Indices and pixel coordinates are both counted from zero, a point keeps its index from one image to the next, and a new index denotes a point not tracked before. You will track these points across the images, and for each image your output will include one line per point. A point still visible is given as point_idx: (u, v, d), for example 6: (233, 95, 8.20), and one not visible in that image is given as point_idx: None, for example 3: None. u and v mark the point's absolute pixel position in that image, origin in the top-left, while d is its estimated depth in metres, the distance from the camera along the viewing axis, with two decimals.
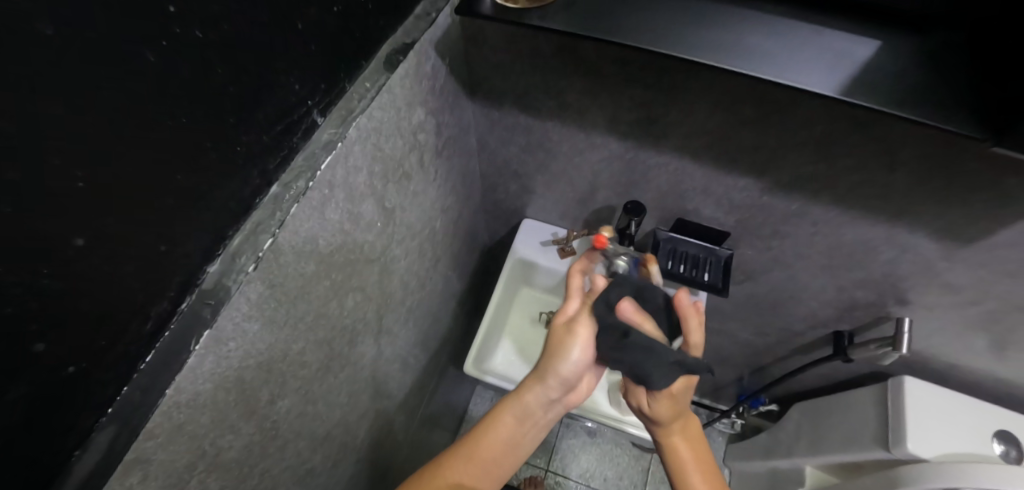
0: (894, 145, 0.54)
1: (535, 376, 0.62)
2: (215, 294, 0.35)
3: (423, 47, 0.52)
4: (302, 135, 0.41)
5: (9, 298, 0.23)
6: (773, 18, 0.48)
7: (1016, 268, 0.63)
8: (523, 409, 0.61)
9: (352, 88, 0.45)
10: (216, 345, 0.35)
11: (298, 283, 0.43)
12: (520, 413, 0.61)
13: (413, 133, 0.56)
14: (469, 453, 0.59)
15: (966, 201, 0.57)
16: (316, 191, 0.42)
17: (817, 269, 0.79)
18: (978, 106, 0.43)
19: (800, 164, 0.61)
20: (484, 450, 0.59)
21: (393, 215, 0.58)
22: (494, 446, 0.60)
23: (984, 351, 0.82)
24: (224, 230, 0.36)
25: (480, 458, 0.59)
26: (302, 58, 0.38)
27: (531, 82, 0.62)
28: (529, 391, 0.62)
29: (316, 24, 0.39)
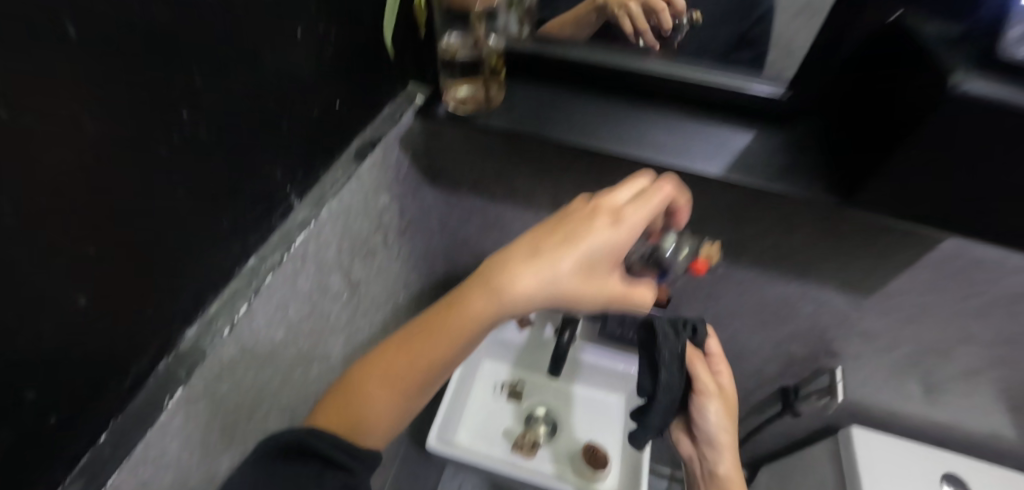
0: (787, 212, 0.65)
1: (525, 299, 0.44)
2: (191, 356, 0.39)
3: (388, 143, 0.61)
4: (280, 215, 0.47)
5: (16, 348, 0.27)
6: (671, 116, 0.61)
7: (913, 312, 0.73)
8: (493, 318, 0.45)
9: (325, 176, 0.53)
10: (187, 404, 0.38)
11: (267, 348, 0.47)
12: (488, 321, 0.45)
13: (379, 214, 0.63)
14: (384, 395, 0.47)
15: (854, 256, 0.68)
16: (290, 263, 0.47)
17: (753, 327, 0.87)
18: (831, 178, 0.55)
19: (717, 232, 0.71)
20: (401, 390, 0.47)
21: (359, 288, 0.62)
22: (439, 368, 0.47)
23: (914, 395, 0.89)
24: (205, 297, 0.41)
25: (399, 390, 0.47)
26: (284, 152, 0.46)
27: (483, 171, 0.72)
28: (514, 296, 0.44)
29: (298, 125, 0.47)
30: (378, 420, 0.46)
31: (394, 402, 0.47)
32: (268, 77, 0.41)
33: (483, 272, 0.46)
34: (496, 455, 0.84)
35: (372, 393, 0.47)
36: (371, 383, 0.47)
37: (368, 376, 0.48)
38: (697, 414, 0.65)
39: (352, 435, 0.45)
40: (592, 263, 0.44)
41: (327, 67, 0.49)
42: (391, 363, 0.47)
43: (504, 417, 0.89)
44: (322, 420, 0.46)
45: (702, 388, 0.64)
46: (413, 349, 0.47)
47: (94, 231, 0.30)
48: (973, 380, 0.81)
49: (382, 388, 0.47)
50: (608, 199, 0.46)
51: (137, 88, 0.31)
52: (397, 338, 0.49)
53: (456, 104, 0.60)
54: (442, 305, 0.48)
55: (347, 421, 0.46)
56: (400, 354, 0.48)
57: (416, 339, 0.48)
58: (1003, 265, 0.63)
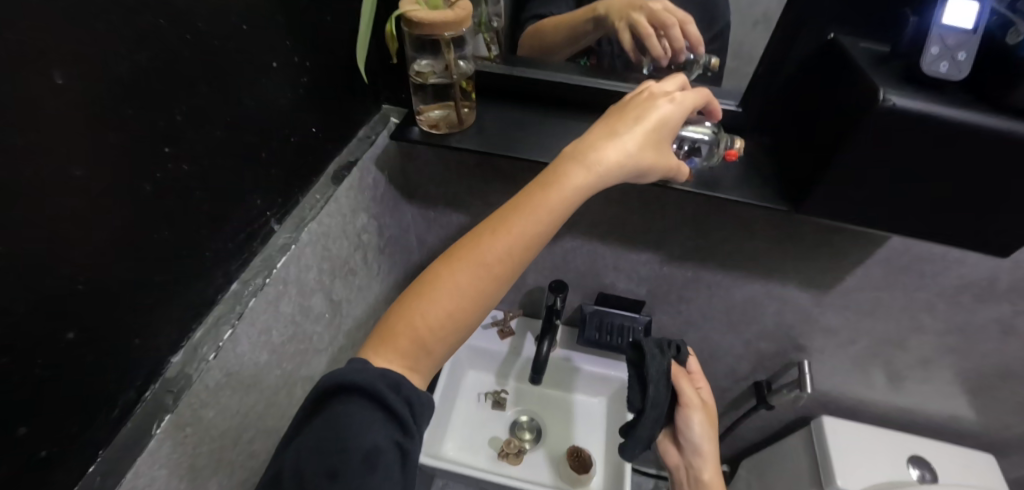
0: (748, 218, 0.68)
1: (611, 171, 0.44)
2: (177, 382, 0.40)
3: (365, 164, 0.63)
4: (260, 240, 0.48)
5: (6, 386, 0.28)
6: None
7: (867, 306, 0.78)
8: (575, 195, 0.43)
9: (304, 199, 0.54)
10: (175, 430, 0.39)
11: (252, 372, 0.47)
12: (570, 200, 0.43)
13: (358, 234, 0.64)
14: (452, 302, 0.42)
15: (811, 256, 0.72)
16: (272, 286, 0.48)
17: (723, 327, 0.90)
18: (784, 185, 0.59)
19: (683, 238, 0.74)
20: (471, 294, 0.42)
21: (340, 307, 0.64)
22: (521, 253, 0.43)
23: (876, 384, 0.94)
24: (190, 324, 0.42)
25: (469, 298, 0.42)
26: (262, 179, 0.47)
27: (460, 187, 0.74)
28: (600, 149, 0.44)
29: (276, 153, 0.48)
30: (436, 335, 0.42)
31: (456, 329, 0.42)
32: (246, 109, 0.43)
33: (562, 155, 0.45)
34: (482, 465, 0.85)
35: (438, 300, 0.42)
36: (447, 289, 0.42)
37: (437, 283, 0.42)
38: (683, 426, 0.67)
39: (422, 350, 0.41)
40: (661, 132, 0.47)
41: (302, 95, 0.51)
42: (460, 267, 0.42)
43: (487, 425, 0.91)
44: (391, 343, 0.41)
45: (686, 399, 0.66)
46: (486, 252, 0.42)
47: (81, 269, 0.31)
48: (929, 366, 0.87)
49: (449, 294, 0.42)
50: (658, 87, 0.50)
51: (122, 126, 0.32)
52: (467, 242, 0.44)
53: (428, 126, 0.62)
54: (515, 198, 0.45)
55: (415, 346, 0.41)
56: (474, 257, 0.42)
57: (489, 241, 0.43)
58: (944, 259, 0.68)
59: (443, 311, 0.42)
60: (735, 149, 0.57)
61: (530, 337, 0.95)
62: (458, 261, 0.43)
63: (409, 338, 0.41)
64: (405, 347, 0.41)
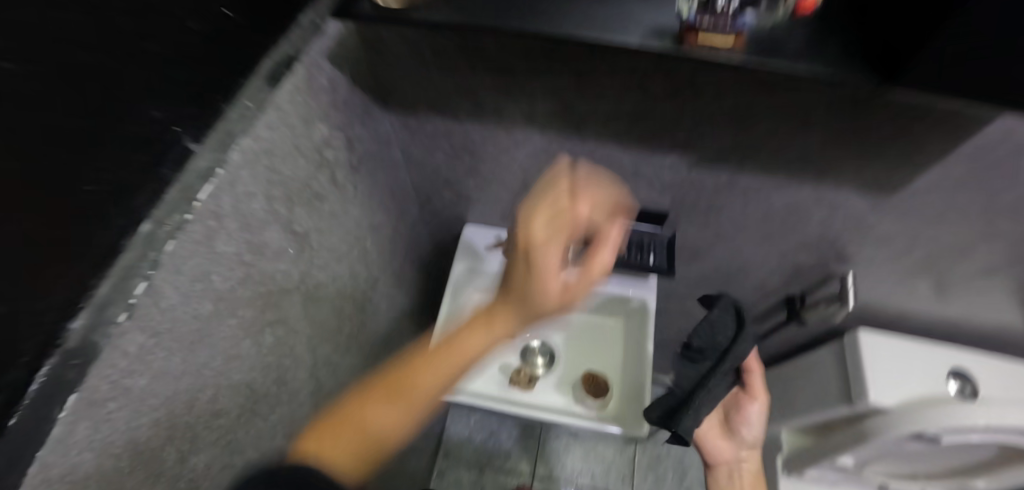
0: (804, 107, 0.54)
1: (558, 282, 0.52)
2: (84, 353, 0.31)
3: (312, 60, 0.49)
4: (172, 164, 0.36)
5: None
6: None
7: (938, 211, 0.65)
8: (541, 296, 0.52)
9: (231, 110, 0.41)
10: (90, 409, 0.32)
11: (193, 328, 0.39)
12: (531, 312, 0.53)
13: (317, 149, 0.52)
14: (434, 384, 0.52)
15: (880, 152, 0.58)
16: (197, 223, 0.38)
17: (757, 240, 0.79)
18: (864, 49, 0.42)
19: (719, 135, 0.60)
20: (443, 384, 0.53)
21: (308, 240, 0.54)
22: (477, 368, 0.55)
23: (925, 295, 0.85)
24: (86, 280, 0.32)
25: (429, 401, 0.52)
26: (158, 82, 0.34)
27: (442, 85, 0.60)
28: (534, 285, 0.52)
29: (171, 43, 0.34)
30: (392, 434, 0.49)
31: (440, 384, 0.53)
32: None
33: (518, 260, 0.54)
34: (492, 393, 0.82)
35: (421, 389, 0.52)
36: (415, 391, 0.52)
37: (415, 381, 0.52)
38: (741, 417, 0.72)
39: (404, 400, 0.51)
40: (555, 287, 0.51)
41: None
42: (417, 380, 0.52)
43: (496, 352, 0.86)
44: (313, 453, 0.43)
45: (756, 390, 0.71)
46: (464, 349, 0.54)
47: None
48: (994, 275, 0.75)
49: (425, 386, 0.52)
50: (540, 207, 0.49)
51: None
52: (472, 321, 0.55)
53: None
54: (475, 318, 0.55)
55: (361, 459, 0.47)
56: (432, 375, 0.52)
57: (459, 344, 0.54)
58: None
59: (426, 394, 0.52)
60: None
61: None
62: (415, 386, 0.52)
63: (351, 451, 0.46)
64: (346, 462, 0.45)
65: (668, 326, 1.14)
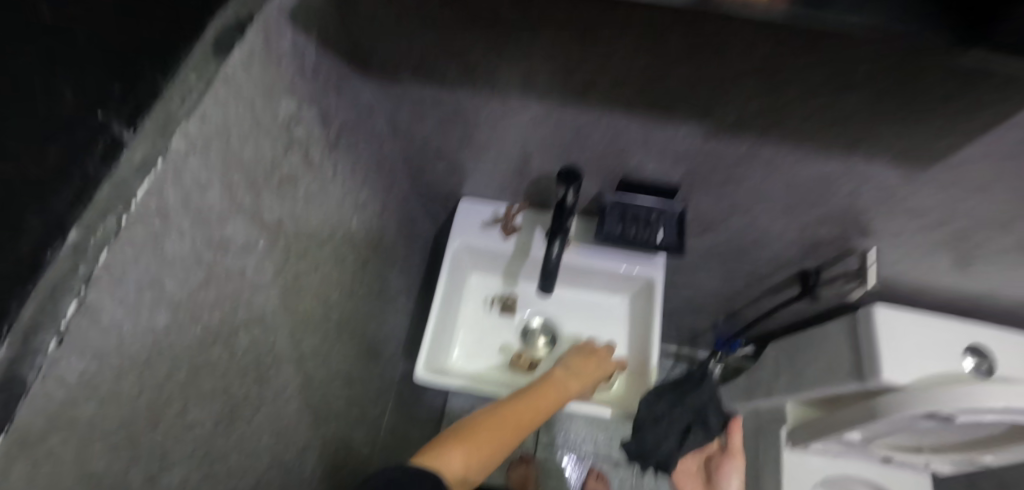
0: (844, 69, 0.46)
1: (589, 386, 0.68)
2: (6, 389, 0.26)
3: (271, 18, 0.41)
4: (101, 157, 0.31)
5: None
6: None
7: (982, 183, 0.59)
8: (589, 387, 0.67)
9: (171, 86, 0.35)
10: (28, 448, 0.28)
11: (146, 341, 0.34)
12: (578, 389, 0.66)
13: (284, 126, 0.46)
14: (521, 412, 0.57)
15: (927, 119, 0.51)
16: (140, 226, 0.32)
17: (776, 212, 0.73)
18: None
19: (743, 102, 0.53)
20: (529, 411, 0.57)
21: (281, 228, 0.49)
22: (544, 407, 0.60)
23: (952, 268, 0.79)
24: (4, 303, 0.27)
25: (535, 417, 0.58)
26: (66, 54, 0.27)
27: (427, 46, 0.53)
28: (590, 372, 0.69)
29: (79, 11, 0.28)
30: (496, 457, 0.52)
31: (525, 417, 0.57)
32: None
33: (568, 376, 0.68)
34: (493, 375, 0.78)
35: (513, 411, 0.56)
36: (519, 426, 0.55)
37: (520, 414, 0.56)
38: (721, 474, 0.81)
39: (516, 434, 0.55)
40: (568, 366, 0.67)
41: None
42: (534, 407, 0.58)
43: (495, 334, 0.82)
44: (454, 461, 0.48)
45: (733, 448, 0.81)
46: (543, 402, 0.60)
47: None
48: None
49: (527, 422, 0.57)
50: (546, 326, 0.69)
51: None
52: (551, 381, 0.63)
53: None
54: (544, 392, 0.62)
55: (503, 445, 0.53)
56: (529, 413, 0.57)
57: (550, 390, 0.62)
58: None
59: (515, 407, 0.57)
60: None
61: (539, 234, 0.81)
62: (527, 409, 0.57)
63: (487, 449, 0.51)
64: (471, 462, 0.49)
65: (674, 298, 1.10)
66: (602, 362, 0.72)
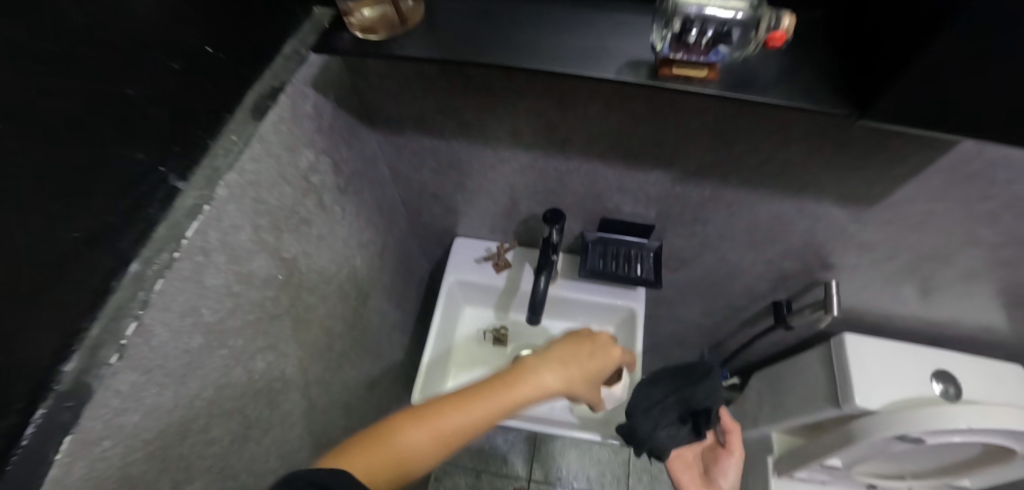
0: (781, 124, 0.54)
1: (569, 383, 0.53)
2: (75, 395, 0.32)
3: (297, 87, 0.49)
4: (160, 204, 0.38)
5: None
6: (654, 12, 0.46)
7: (918, 221, 0.66)
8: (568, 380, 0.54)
9: (215, 144, 0.42)
10: (85, 448, 0.33)
11: (183, 361, 0.40)
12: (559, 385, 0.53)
13: (303, 175, 0.53)
14: (472, 417, 0.45)
15: (860, 166, 0.59)
16: (185, 261, 0.39)
17: (743, 248, 0.80)
18: (842, 83, 0.43)
19: (701, 152, 0.61)
20: (479, 416, 0.45)
21: (296, 264, 0.55)
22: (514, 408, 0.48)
23: (911, 298, 0.85)
24: (76, 324, 0.33)
25: (481, 419, 0.45)
26: (141, 124, 0.35)
27: (426, 106, 0.61)
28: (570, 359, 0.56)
29: (154, 90, 0.35)
30: (425, 464, 0.42)
31: (474, 425, 0.45)
32: (91, 36, 0.30)
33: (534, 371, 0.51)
34: None
35: (456, 418, 0.44)
36: (452, 429, 0.44)
37: (458, 412, 0.44)
38: (719, 470, 0.71)
39: (445, 441, 0.43)
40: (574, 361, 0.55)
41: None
42: (479, 404, 0.46)
43: (488, 364, 0.87)
44: (360, 464, 0.39)
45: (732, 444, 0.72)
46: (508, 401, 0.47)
47: None
48: (973, 280, 0.76)
49: (471, 422, 0.45)
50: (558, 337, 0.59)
51: None
52: (518, 365, 0.51)
53: (360, 31, 0.45)
54: (499, 384, 0.48)
55: (429, 450, 0.42)
56: (472, 413, 0.45)
57: (517, 379, 0.49)
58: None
59: (454, 421, 0.44)
60: (781, 29, 0.39)
61: (528, 270, 0.87)
62: (474, 405, 0.46)
63: (404, 455, 0.41)
64: (380, 470, 0.40)
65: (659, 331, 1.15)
66: (599, 346, 0.59)
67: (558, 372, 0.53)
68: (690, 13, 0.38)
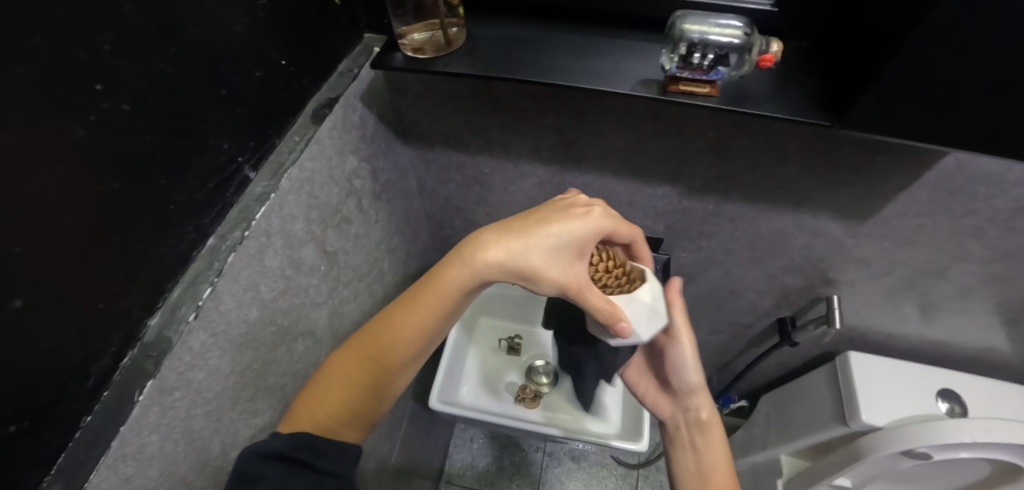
0: (777, 141, 0.60)
1: (497, 268, 0.46)
2: (157, 346, 0.37)
3: (348, 100, 0.56)
4: (235, 190, 0.44)
5: None
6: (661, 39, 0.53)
7: (911, 236, 0.70)
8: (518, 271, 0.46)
9: (281, 143, 0.49)
10: (161, 395, 0.37)
11: (242, 330, 0.45)
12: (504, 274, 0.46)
13: (347, 178, 0.59)
14: (408, 333, 0.47)
15: (850, 181, 0.64)
16: (253, 240, 0.44)
17: (746, 263, 0.84)
18: (827, 99, 0.49)
19: (705, 168, 0.67)
20: (415, 327, 0.47)
21: (336, 258, 0.60)
22: (448, 305, 0.47)
23: (912, 317, 0.88)
24: (164, 283, 0.39)
25: (417, 332, 0.47)
26: (227, 120, 0.42)
27: (456, 123, 0.68)
28: (495, 248, 0.46)
29: (238, 91, 0.42)
30: (386, 381, 0.47)
31: (417, 340, 0.47)
32: (198, 43, 0.38)
33: (461, 247, 0.48)
34: (500, 409, 0.85)
35: (392, 337, 0.47)
36: (381, 353, 0.47)
37: (379, 340, 0.47)
38: (672, 366, 0.62)
39: (376, 368, 0.47)
40: (557, 243, 0.46)
41: (264, 23, 0.44)
42: (412, 320, 0.47)
43: (502, 372, 0.90)
44: (306, 421, 0.45)
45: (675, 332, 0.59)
46: (442, 292, 0.47)
47: (38, 230, 0.29)
48: (969, 297, 0.79)
49: (397, 339, 0.47)
50: (575, 203, 0.49)
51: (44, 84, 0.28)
52: (454, 252, 0.48)
53: (412, 51, 0.52)
54: (431, 279, 0.48)
55: (359, 389, 0.46)
56: (396, 329, 0.47)
57: (458, 266, 0.47)
58: (1001, 181, 0.58)
59: (391, 343, 0.47)
60: (771, 52, 0.46)
61: None
62: (398, 324, 0.48)
63: (342, 396, 0.46)
64: (325, 420, 0.45)
65: None
66: (559, 209, 0.48)
67: (507, 242, 0.46)
68: (694, 37, 0.45)
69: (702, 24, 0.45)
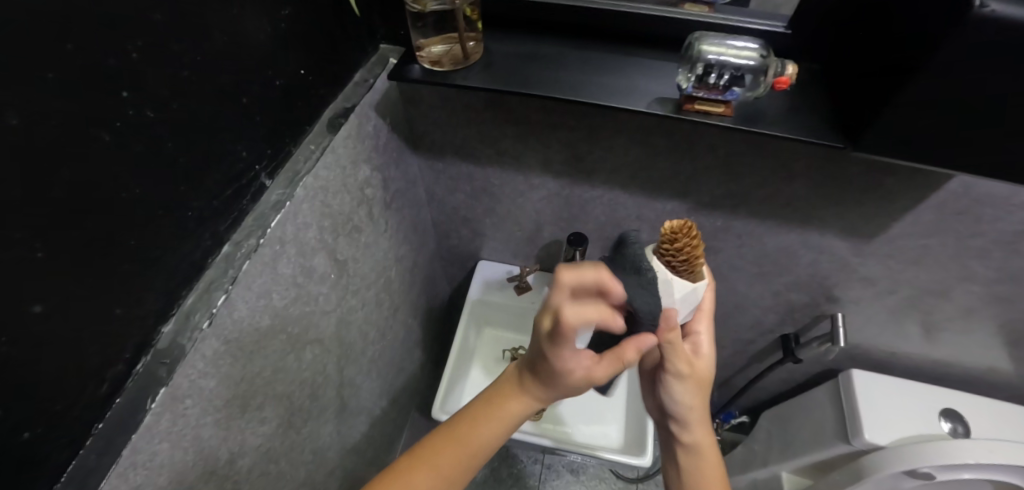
0: (787, 161, 0.61)
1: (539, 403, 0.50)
2: (170, 353, 0.37)
3: (363, 110, 0.56)
4: (250, 197, 0.44)
5: (5, 361, 0.26)
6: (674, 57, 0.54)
7: (916, 256, 0.71)
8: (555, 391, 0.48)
9: (297, 151, 0.49)
10: (172, 403, 0.37)
11: (253, 338, 0.45)
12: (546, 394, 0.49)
13: (360, 187, 0.59)
14: (473, 451, 0.48)
15: (858, 200, 0.64)
16: (267, 247, 0.45)
17: (751, 279, 0.85)
18: (837, 122, 0.50)
19: (714, 185, 0.67)
20: (479, 444, 0.48)
21: (346, 266, 0.60)
22: (505, 428, 0.49)
23: (916, 336, 0.88)
24: (179, 290, 0.39)
25: (478, 451, 0.49)
26: (247, 126, 0.42)
27: (468, 134, 0.68)
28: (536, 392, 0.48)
29: (258, 99, 0.43)
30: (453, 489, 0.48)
31: (481, 454, 0.49)
32: (221, 51, 0.38)
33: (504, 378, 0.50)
34: None
35: (460, 451, 0.48)
36: (443, 464, 0.47)
37: (447, 455, 0.48)
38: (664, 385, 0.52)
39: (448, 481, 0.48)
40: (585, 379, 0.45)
41: (286, 33, 0.45)
42: (474, 436, 0.48)
43: None
44: None
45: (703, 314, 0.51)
46: (502, 418, 0.49)
47: (62, 235, 0.29)
48: (972, 317, 0.80)
49: (465, 455, 0.48)
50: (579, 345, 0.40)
51: (71, 91, 0.28)
52: (500, 387, 0.50)
53: (430, 63, 0.52)
54: (487, 393, 0.50)
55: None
56: (459, 444, 0.48)
57: (511, 400, 0.49)
58: (1008, 203, 0.59)
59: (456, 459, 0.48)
60: (786, 75, 0.46)
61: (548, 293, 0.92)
62: (461, 440, 0.48)
63: None
64: None
65: None
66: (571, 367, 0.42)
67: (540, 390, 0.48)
68: (711, 57, 0.45)
69: (719, 45, 0.46)
